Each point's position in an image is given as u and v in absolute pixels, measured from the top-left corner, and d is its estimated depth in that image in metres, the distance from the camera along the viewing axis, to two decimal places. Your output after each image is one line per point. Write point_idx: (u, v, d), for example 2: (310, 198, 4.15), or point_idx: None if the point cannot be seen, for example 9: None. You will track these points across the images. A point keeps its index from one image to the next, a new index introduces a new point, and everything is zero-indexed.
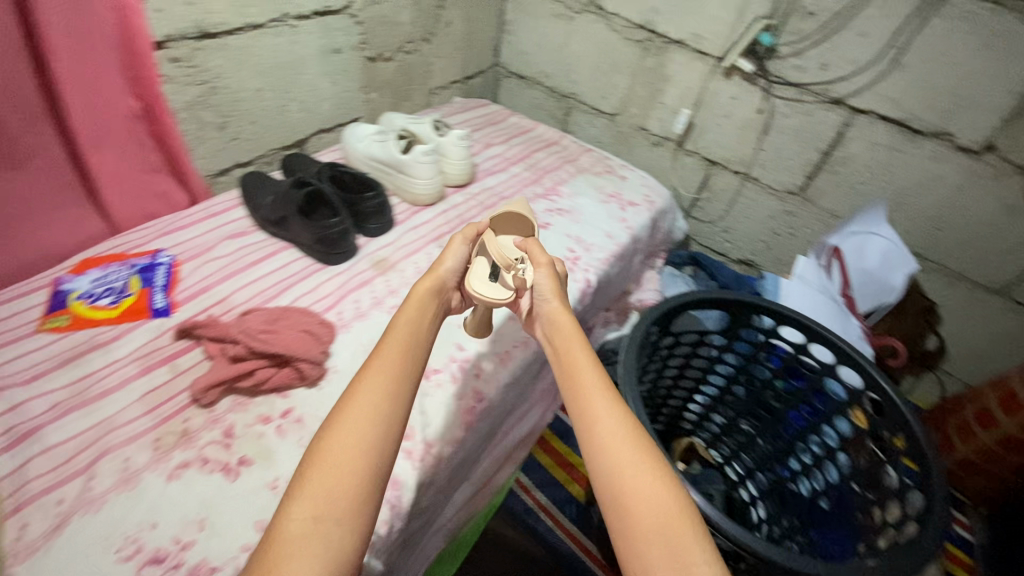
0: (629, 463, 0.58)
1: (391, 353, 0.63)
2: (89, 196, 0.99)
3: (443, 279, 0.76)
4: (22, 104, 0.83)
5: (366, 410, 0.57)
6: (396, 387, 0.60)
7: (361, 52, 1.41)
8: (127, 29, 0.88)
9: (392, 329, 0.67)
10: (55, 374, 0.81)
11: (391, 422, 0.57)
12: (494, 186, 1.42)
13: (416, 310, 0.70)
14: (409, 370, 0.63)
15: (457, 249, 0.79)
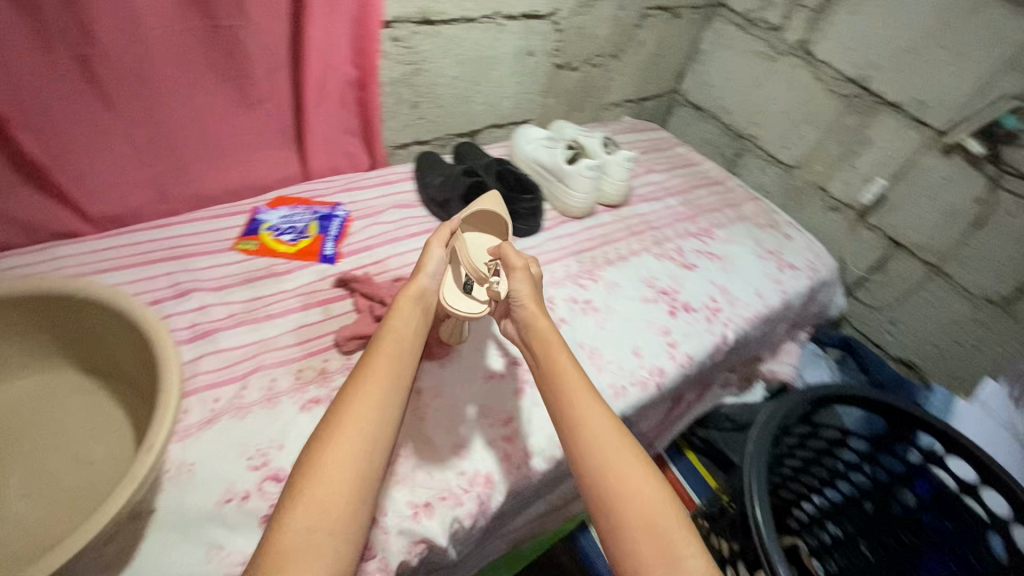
0: (617, 461, 0.61)
1: (383, 363, 0.65)
2: (295, 145, 1.12)
3: (422, 286, 0.76)
4: (272, 56, 0.96)
5: (357, 421, 0.59)
6: (381, 400, 0.61)
7: (552, 58, 1.44)
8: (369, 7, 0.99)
9: (383, 335, 0.69)
10: (237, 288, 0.94)
11: (382, 431, 0.59)
12: (647, 213, 1.37)
13: (401, 318, 0.71)
14: (400, 378, 0.65)
15: (436, 256, 0.79)
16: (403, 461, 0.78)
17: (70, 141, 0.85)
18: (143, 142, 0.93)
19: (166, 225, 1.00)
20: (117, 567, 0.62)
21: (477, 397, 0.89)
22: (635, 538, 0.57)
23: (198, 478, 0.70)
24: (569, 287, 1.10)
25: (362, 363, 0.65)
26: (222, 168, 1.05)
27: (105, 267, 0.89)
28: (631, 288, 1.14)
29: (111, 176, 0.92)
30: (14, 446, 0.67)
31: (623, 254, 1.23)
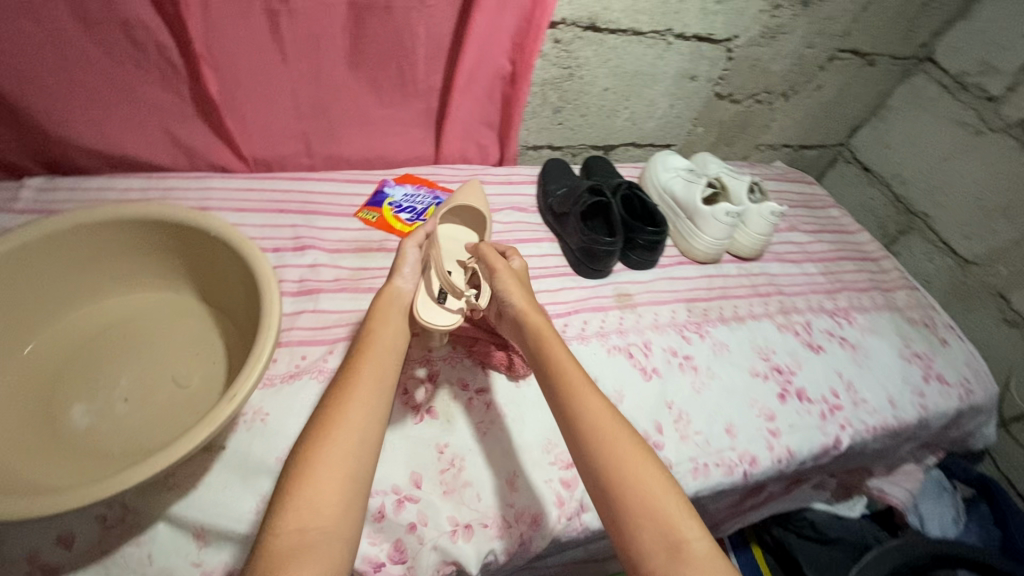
0: (616, 444, 0.62)
1: (372, 369, 0.64)
2: (433, 127, 1.13)
3: (400, 290, 0.77)
4: (436, 39, 0.97)
5: (351, 424, 0.57)
6: (369, 407, 0.60)
7: (714, 86, 1.33)
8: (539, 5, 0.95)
9: (368, 338, 0.68)
10: (348, 254, 0.97)
11: (370, 436, 0.58)
12: (777, 275, 1.22)
13: (385, 320, 0.72)
14: (387, 383, 0.64)
15: (411, 257, 0.80)
16: (456, 473, 0.75)
17: (243, 85, 0.92)
18: (301, 99, 0.98)
19: (302, 179, 1.06)
20: (182, 490, 0.67)
21: (546, 427, 0.84)
22: (637, 529, 0.56)
23: (269, 429, 0.73)
24: (670, 337, 1.01)
25: (350, 365, 0.64)
26: (363, 135, 1.09)
27: (243, 206, 0.97)
28: (739, 356, 1.02)
29: (270, 122, 1.00)
30: (132, 350, 0.74)
31: (740, 315, 1.11)
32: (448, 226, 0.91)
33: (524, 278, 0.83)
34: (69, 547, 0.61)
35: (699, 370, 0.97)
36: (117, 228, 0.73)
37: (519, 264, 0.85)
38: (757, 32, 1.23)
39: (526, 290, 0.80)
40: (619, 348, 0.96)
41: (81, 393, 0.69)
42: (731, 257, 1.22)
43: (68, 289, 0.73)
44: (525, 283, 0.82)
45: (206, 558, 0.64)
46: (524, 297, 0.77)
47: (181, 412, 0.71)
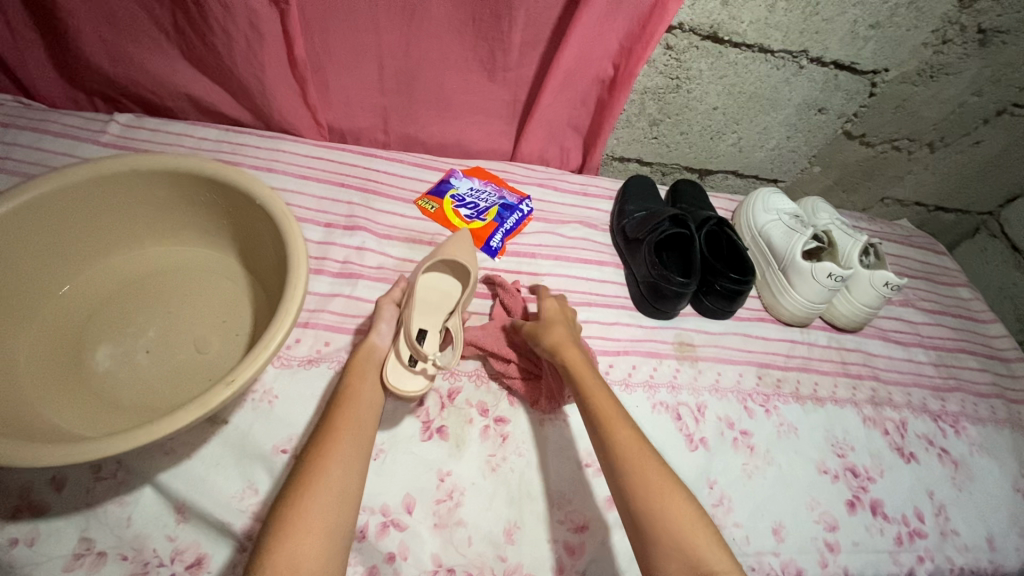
0: (647, 468, 0.60)
1: (348, 428, 0.61)
2: (515, 121, 1.05)
3: (376, 346, 0.71)
4: (535, 29, 0.88)
5: (331, 482, 0.55)
6: (349, 460, 0.58)
7: (845, 124, 1.14)
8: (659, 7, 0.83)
9: (344, 394, 0.64)
10: (398, 242, 0.92)
11: (350, 494, 0.56)
12: (876, 356, 1.04)
13: (362, 377, 0.67)
14: (365, 440, 0.61)
15: (388, 312, 0.75)
16: (452, 507, 0.69)
17: (329, 50, 0.89)
18: (383, 72, 0.93)
19: (371, 154, 1.02)
20: (176, 457, 0.65)
21: (562, 477, 0.74)
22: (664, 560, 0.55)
23: (273, 414, 0.70)
24: (729, 405, 0.88)
25: (325, 422, 0.61)
26: (441, 119, 1.03)
27: (307, 175, 0.95)
28: (807, 445, 0.88)
29: (349, 92, 0.96)
30: (166, 302, 0.74)
31: (820, 394, 0.95)
32: (431, 277, 0.80)
33: (562, 316, 0.80)
34: (59, 489, 0.61)
35: (755, 451, 0.84)
36: (174, 178, 0.73)
37: (555, 304, 0.82)
38: (913, 68, 1.04)
39: (564, 326, 0.77)
40: (666, 406, 0.85)
41: (110, 334, 0.69)
42: (823, 325, 1.05)
43: (122, 229, 0.74)
44: (567, 323, 0.79)
45: (181, 534, 0.62)
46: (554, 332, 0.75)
47: (194, 376, 0.69)
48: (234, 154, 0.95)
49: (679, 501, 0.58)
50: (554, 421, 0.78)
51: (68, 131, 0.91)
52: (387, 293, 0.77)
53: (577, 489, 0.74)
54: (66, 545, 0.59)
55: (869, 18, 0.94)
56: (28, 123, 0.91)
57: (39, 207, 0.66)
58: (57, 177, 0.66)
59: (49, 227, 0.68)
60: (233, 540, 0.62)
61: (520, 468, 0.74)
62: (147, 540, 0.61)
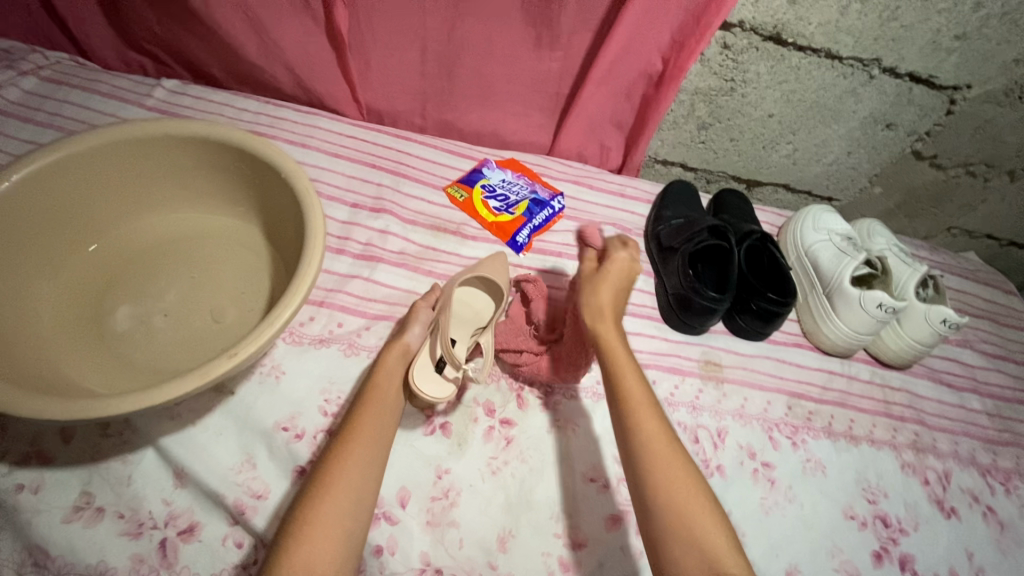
0: (669, 467, 0.58)
1: (371, 427, 0.60)
2: (555, 114, 1.02)
3: (409, 347, 0.70)
4: (585, 17, 0.84)
5: (348, 485, 0.55)
6: (370, 462, 0.57)
7: (914, 142, 1.05)
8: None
9: (371, 390, 0.64)
10: (422, 229, 0.91)
11: (367, 497, 0.55)
12: (922, 398, 0.96)
13: (389, 376, 0.66)
14: (385, 440, 0.60)
15: (423, 314, 0.73)
16: (446, 507, 0.67)
17: (373, 28, 0.88)
18: (424, 53, 0.91)
19: (405, 138, 1.00)
20: (181, 422, 0.65)
21: (565, 489, 0.71)
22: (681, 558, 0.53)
23: (279, 390, 0.70)
24: (753, 433, 0.83)
25: (349, 421, 0.60)
26: (479, 107, 1.00)
27: (339, 153, 0.95)
28: (835, 485, 0.81)
29: (389, 72, 0.95)
30: (188, 268, 0.74)
31: (854, 433, 0.88)
32: (466, 291, 0.78)
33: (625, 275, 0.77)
34: (67, 440, 0.62)
35: (776, 485, 0.79)
36: (206, 147, 0.73)
37: (626, 259, 0.78)
38: (1000, 86, 0.94)
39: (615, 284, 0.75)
40: (684, 426, 0.81)
41: (130, 295, 0.70)
42: (867, 358, 0.98)
43: (153, 193, 0.75)
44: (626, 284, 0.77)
45: (177, 499, 0.62)
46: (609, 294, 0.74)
47: (205, 346, 0.69)
48: (271, 127, 0.95)
49: (701, 505, 0.56)
50: (562, 429, 0.75)
51: (116, 92, 0.94)
52: (426, 296, 0.76)
53: (579, 503, 0.70)
54: (67, 497, 0.60)
55: (954, 27, 0.85)
56: (80, 83, 0.94)
57: (74, 163, 0.67)
58: (93, 135, 0.67)
59: (83, 184, 0.69)
60: (226, 512, 0.62)
61: (521, 474, 0.71)
62: (143, 502, 0.61)
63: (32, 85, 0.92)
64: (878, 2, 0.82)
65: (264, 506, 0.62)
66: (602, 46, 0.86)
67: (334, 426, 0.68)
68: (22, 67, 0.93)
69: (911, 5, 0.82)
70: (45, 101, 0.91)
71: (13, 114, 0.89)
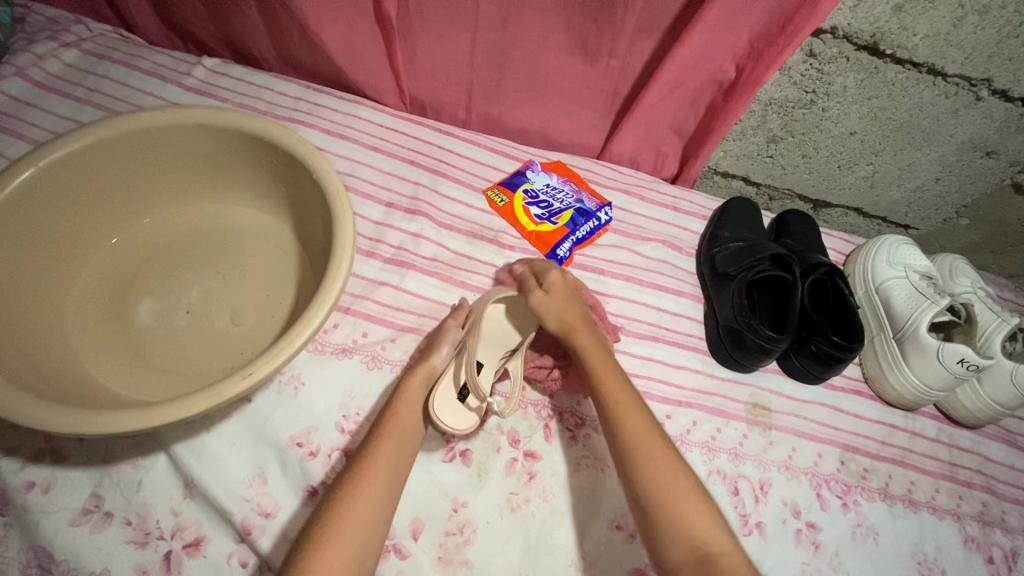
0: (653, 454, 0.57)
1: (386, 463, 0.57)
2: (610, 116, 0.93)
3: (435, 370, 0.66)
4: (652, 15, 0.75)
5: (357, 528, 0.52)
6: (378, 505, 0.54)
7: (1017, 173, 0.93)
8: (810, 7, 0.69)
9: (391, 420, 0.60)
10: (457, 235, 0.85)
11: (372, 545, 0.53)
12: (994, 464, 0.86)
13: (402, 403, 0.62)
14: (397, 482, 0.57)
15: (452, 334, 0.69)
16: (460, 544, 0.63)
17: (421, 12, 0.81)
18: (474, 44, 0.84)
19: (448, 133, 0.95)
20: (194, 429, 0.63)
21: (588, 536, 0.66)
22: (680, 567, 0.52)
23: (297, 402, 0.66)
24: (798, 488, 0.75)
25: (362, 456, 0.57)
26: (529, 103, 0.93)
27: (377, 146, 0.90)
28: (886, 555, 0.74)
29: (436, 61, 0.88)
30: (215, 264, 0.71)
31: (913, 497, 0.79)
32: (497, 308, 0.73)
33: (570, 287, 0.71)
34: (82, 440, 0.61)
35: (819, 550, 0.72)
36: (237, 138, 0.69)
37: (559, 275, 0.72)
38: None
39: (573, 303, 0.70)
40: (723, 475, 0.74)
41: (154, 289, 0.68)
42: (934, 412, 0.88)
43: (186, 184, 0.73)
44: (574, 294, 0.71)
45: (185, 510, 0.60)
46: (563, 314, 0.68)
47: (225, 350, 0.66)
48: (308, 114, 0.91)
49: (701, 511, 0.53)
50: (590, 468, 0.69)
51: (156, 69, 0.91)
52: (457, 311, 0.71)
53: (600, 554, 0.65)
54: (77, 498, 0.59)
55: None
56: (121, 58, 0.91)
57: (101, 150, 0.65)
58: (121, 122, 0.65)
59: (110, 171, 0.67)
60: (233, 529, 0.60)
61: (542, 516, 0.66)
62: (152, 510, 0.59)
63: (73, 58, 0.91)
64: (1000, 16, 0.71)
65: (271, 526, 0.60)
66: (670, 48, 0.77)
67: (350, 445, 0.65)
68: (65, 38, 0.91)
69: None
70: (85, 76, 0.89)
71: (53, 87, 0.87)
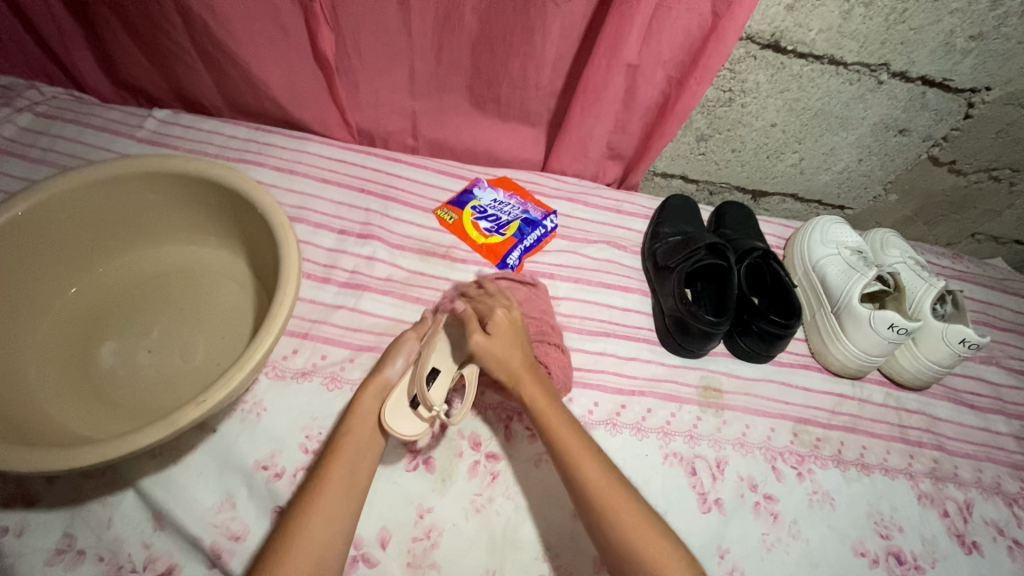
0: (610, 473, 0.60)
1: (339, 478, 0.59)
2: (547, 131, 0.99)
3: (389, 381, 0.68)
4: (569, 40, 0.81)
5: (314, 542, 0.54)
6: (337, 517, 0.57)
7: (931, 147, 0.99)
8: (714, 42, 0.76)
9: (343, 435, 0.63)
10: (410, 254, 0.89)
11: (332, 555, 0.55)
12: (942, 422, 0.90)
13: (359, 419, 0.65)
14: (354, 492, 0.60)
15: (409, 346, 0.71)
16: (428, 548, 0.66)
17: (358, 52, 0.87)
18: (411, 74, 0.90)
19: (396, 160, 0.99)
20: (162, 463, 0.65)
21: (552, 527, 0.69)
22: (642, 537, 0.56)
23: (260, 427, 0.69)
24: (753, 463, 0.79)
25: (319, 470, 0.60)
26: (470, 124, 0.98)
27: (327, 178, 0.94)
28: (844, 519, 0.77)
29: (377, 94, 0.93)
30: (176, 302, 0.74)
31: (865, 461, 0.83)
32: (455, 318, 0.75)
33: (515, 327, 0.72)
34: (51, 483, 0.63)
35: (779, 520, 0.75)
36: (182, 181, 0.73)
37: (504, 316, 0.72)
38: (1021, 87, 0.88)
39: (517, 346, 0.70)
40: (680, 457, 0.77)
41: (116, 333, 0.71)
42: (880, 378, 0.93)
43: (138, 231, 0.76)
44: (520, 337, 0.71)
45: (156, 541, 0.62)
46: (508, 356, 0.68)
47: (184, 385, 0.68)
48: (259, 153, 0.95)
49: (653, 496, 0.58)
50: (550, 462, 0.73)
51: (108, 125, 0.95)
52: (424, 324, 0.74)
53: (566, 543, 0.68)
54: (49, 540, 0.60)
55: (969, 28, 0.80)
56: (74, 118, 0.96)
57: (53, 206, 0.68)
58: (72, 177, 0.68)
59: (65, 225, 0.70)
60: (204, 555, 0.62)
61: (507, 514, 0.69)
62: (123, 544, 0.61)
63: (28, 121, 0.94)
64: (883, 5, 0.77)
65: (241, 549, 0.62)
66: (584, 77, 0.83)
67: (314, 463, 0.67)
68: (18, 103, 0.95)
69: (919, 7, 0.77)
70: (40, 137, 0.93)
71: (8, 150, 0.90)
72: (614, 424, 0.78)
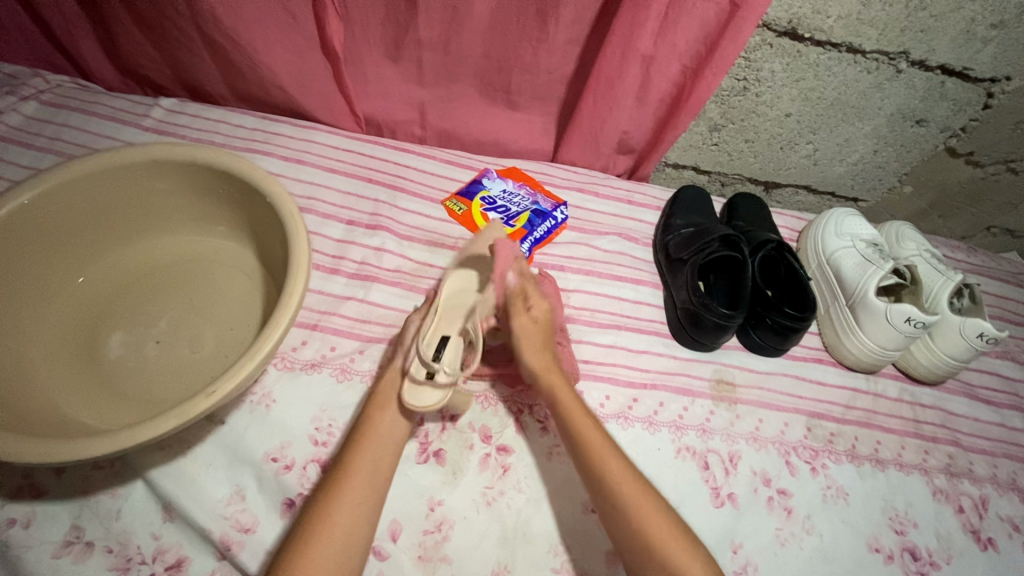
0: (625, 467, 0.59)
1: (364, 467, 0.59)
2: (557, 121, 0.97)
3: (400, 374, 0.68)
4: (581, 27, 0.79)
5: (340, 531, 0.54)
6: (363, 506, 0.56)
7: (949, 138, 0.97)
8: (729, 30, 0.74)
9: (365, 424, 0.62)
10: (419, 245, 0.88)
11: (358, 543, 0.54)
12: (957, 417, 0.89)
13: (381, 409, 0.64)
14: (380, 480, 0.59)
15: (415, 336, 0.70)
16: (439, 541, 0.65)
17: (366, 40, 0.85)
18: (419, 63, 0.88)
19: (404, 150, 0.98)
20: (171, 454, 0.65)
21: (563, 521, 0.68)
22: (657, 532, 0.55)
23: (269, 419, 0.68)
24: (767, 457, 0.78)
25: (342, 459, 0.59)
26: (479, 114, 0.96)
27: (335, 168, 0.93)
28: (858, 515, 0.76)
29: (385, 83, 0.92)
30: (184, 293, 0.73)
31: (879, 456, 0.82)
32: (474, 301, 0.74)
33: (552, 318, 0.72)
34: (59, 474, 0.63)
35: (792, 515, 0.74)
36: (191, 170, 0.72)
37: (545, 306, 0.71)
38: None
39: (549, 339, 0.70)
40: (693, 451, 0.77)
41: (124, 324, 0.70)
42: (894, 372, 0.91)
43: (145, 221, 0.75)
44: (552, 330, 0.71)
45: (166, 533, 0.61)
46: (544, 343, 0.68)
47: (193, 377, 0.67)
48: (266, 143, 0.94)
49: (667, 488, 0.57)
50: (561, 455, 0.72)
51: (114, 114, 0.94)
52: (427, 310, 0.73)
53: (577, 537, 0.67)
54: (58, 532, 0.60)
55: (991, 15, 0.78)
56: (79, 106, 0.95)
57: (60, 195, 0.67)
58: (79, 165, 0.67)
59: (72, 214, 0.69)
60: (214, 547, 0.61)
61: (519, 507, 0.68)
62: (133, 536, 0.61)
63: (33, 110, 0.93)
64: None
65: (252, 541, 0.61)
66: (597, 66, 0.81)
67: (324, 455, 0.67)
68: (23, 91, 0.94)
69: None
70: (45, 125, 0.92)
71: (14, 139, 0.90)
72: (626, 418, 0.78)
